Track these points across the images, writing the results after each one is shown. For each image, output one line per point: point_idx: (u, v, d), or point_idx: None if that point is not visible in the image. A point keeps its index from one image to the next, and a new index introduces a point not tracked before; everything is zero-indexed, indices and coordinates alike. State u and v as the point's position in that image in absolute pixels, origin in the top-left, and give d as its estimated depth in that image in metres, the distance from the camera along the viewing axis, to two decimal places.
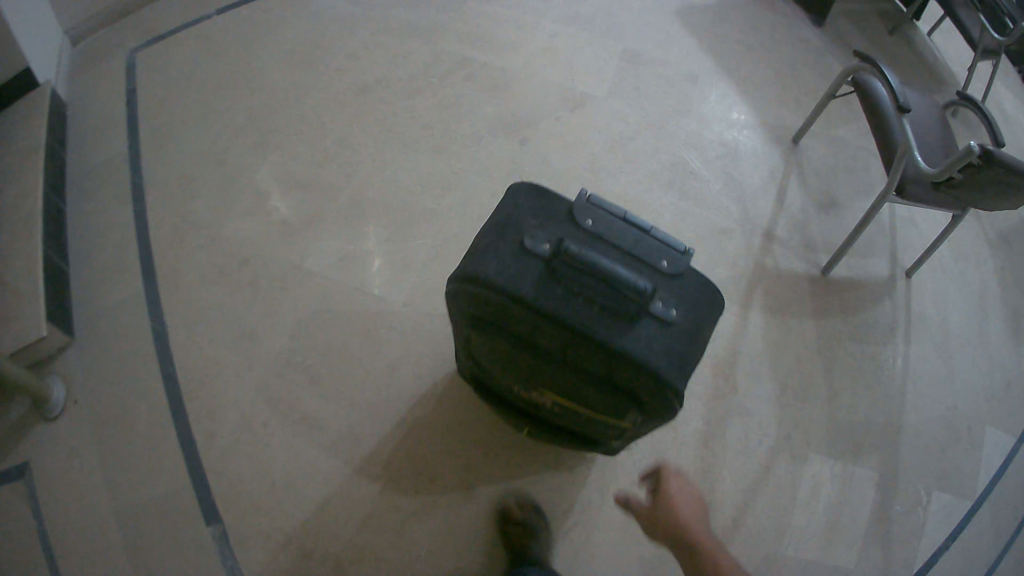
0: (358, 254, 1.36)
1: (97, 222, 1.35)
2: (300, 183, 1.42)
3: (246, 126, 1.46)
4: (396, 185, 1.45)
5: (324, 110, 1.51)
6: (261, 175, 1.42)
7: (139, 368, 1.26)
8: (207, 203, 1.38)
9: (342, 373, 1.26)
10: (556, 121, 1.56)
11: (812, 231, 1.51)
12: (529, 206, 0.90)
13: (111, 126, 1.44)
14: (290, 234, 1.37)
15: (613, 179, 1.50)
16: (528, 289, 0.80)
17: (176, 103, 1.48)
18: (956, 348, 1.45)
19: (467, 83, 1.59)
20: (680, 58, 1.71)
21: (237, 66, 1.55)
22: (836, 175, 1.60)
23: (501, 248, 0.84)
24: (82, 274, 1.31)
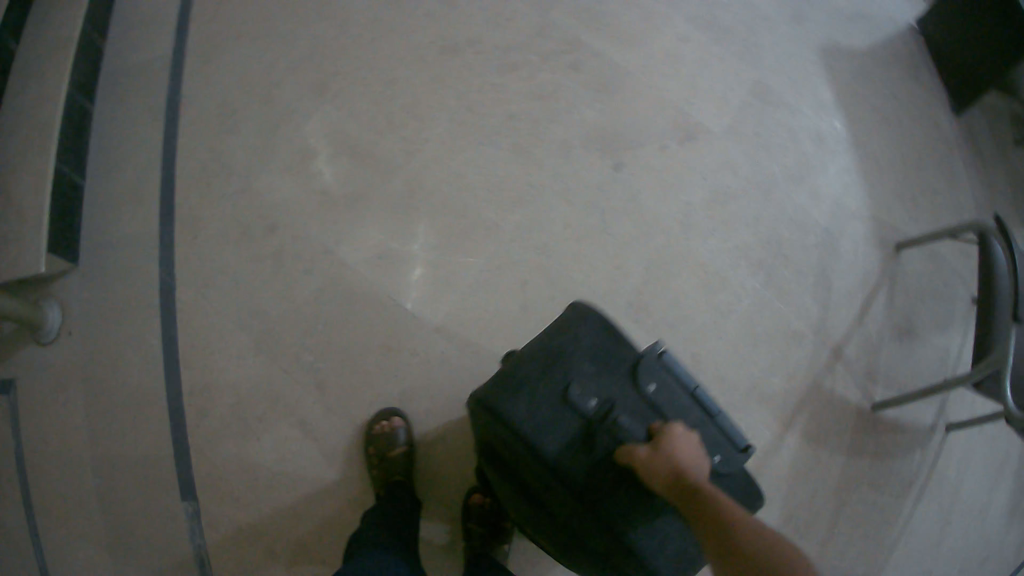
0: (399, 256, 1.23)
1: (134, 142, 1.29)
2: (351, 149, 1.28)
3: (317, 70, 1.33)
4: (459, 181, 1.27)
5: (400, 63, 1.33)
6: (309, 130, 1.30)
7: (139, 318, 1.20)
8: (249, 141, 1.29)
9: (349, 389, 1.18)
10: (657, 148, 1.34)
11: (881, 358, 1.34)
12: (591, 342, 0.79)
13: (165, 27, 1.39)
14: (329, 209, 1.25)
15: (702, 243, 1.31)
16: (554, 453, 0.71)
17: (240, 33, 1.37)
18: (959, 517, 1.35)
19: (572, 73, 1.36)
20: (814, 107, 1.44)
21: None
22: (926, 300, 1.39)
23: (539, 389, 0.74)
24: (106, 199, 1.26)
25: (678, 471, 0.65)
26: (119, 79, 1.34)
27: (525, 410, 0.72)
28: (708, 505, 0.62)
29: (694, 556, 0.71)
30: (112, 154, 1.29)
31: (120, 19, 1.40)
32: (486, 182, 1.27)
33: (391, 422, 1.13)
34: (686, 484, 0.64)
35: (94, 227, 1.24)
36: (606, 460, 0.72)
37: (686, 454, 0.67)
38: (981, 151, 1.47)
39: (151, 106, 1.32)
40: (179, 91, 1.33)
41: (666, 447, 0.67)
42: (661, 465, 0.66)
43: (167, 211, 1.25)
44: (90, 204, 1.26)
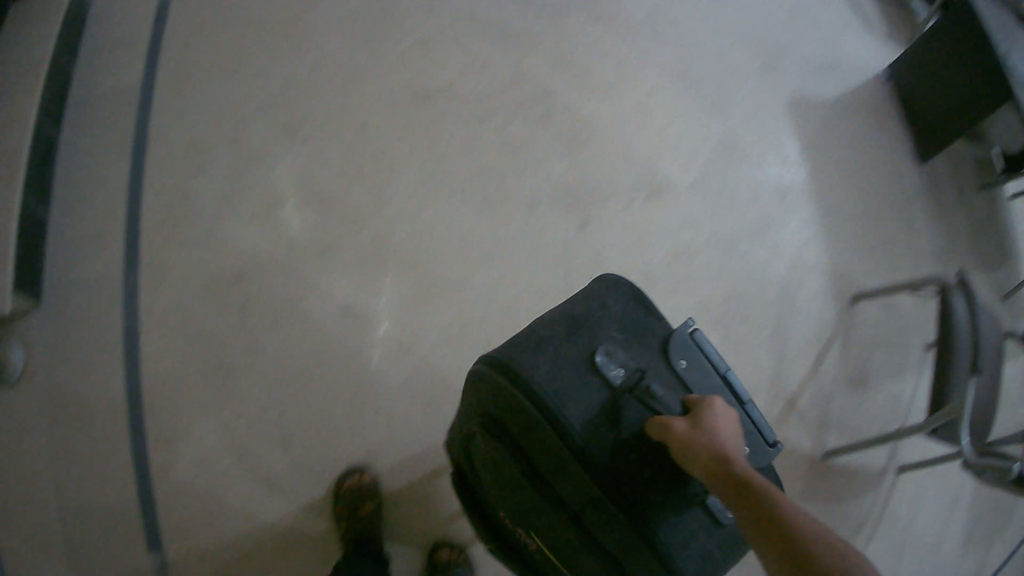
0: (364, 312, 1.23)
1: (101, 175, 1.28)
2: (320, 198, 1.27)
3: (287, 113, 1.32)
4: (425, 237, 1.27)
5: (372, 109, 1.32)
6: (276, 179, 1.28)
7: (104, 365, 1.18)
8: (216, 183, 1.28)
9: (314, 444, 1.17)
10: (625, 206, 1.32)
11: (832, 408, 1.29)
12: (620, 311, 0.77)
13: (136, 55, 1.37)
14: (295, 260, 1.25)
15: (661, 300, 1.25)
16: (575, 418, 0.67)
17: (211, 66, 1.35)
18: (911, 564, 1.38)
19: (543, 125, 1.34)
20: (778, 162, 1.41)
21: (290, 18, 1.40)
22: (876, 350, 1.36)
23: (564, 351, 0.71)
24: (70, 240, 1.24)
25: (717, 453, 0.60)
26: (86, 111, 1.32)
27: (545, 370, 0.68)
28: (757, 494, 0.57)
29: (715, 559, 0.66)
30: (78, 185, 1.27)
31: (90, 42, 1.37)
32: (452, 234, 1.27)
33: (360, 478, 1.13)
34: (726, 469, 0.59)
35: (58, 260, 1.22)
36: (634, 431, 0.67)
37: (726, 438, 0.63)
38: (948, 207, 1.47)
39: (120, 139, 1.31)
40: (148, 125, 1.32)
41: (703, 427, 0.62)
42: (700, 446, 0.61)
43: (134, 249, 1.24)
44: (55, 236, 1.24)
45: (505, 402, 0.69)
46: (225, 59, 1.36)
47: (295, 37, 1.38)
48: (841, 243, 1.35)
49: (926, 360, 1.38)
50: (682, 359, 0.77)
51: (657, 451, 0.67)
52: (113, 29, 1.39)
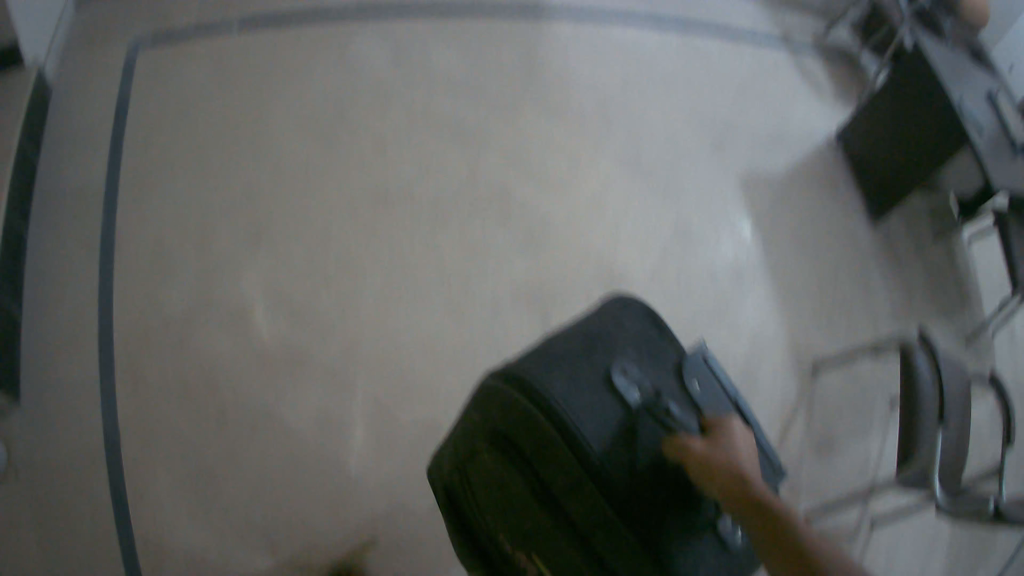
0: (339, 418, 1.19)
1: (70, 269, 1.26)
2: (289, 305, 1.26)
3: (247, 218, 1.30)
4: (391, 345, 1.24)
5: (333, 213, 1.32)
6: (243, 287, 1.27)
7: (83, 475, 1.11)
8: (181, 283, 1.26)
9: (304, 553, 1.09)
10: (586, 300, 1.29)
11: (802, 475, 1.29)
12: (638, 336, 0.82)
13: (99, 151, 1.36)
14: (268, 368, 1.21)
15: None
16: (593, 435, 0.69)
17: (174, 170, 1.35)
18: None
19: (498, 228, 1.32)
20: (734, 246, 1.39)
21: (245, 121, 1.39)
22: (842, 413, 1.37)
23: (585, 369, 0.74)
24: (39, 351, 1.19)
25: (735, 468, 0.62)
26: (51, 219, 1.30)
27: (566, 389, 0.71)
28: (775, 508, 0.58)
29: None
30: (46, 280, 1.25)
31: (52, 138, 1.37)
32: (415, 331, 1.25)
33: None
34: (743, 484, 0.60)
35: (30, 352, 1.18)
36: (650, 452, 0.70)
37: (740, 454, 0.65)
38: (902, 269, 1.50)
39: (85, 235, 1.29)
40: (114, 220, 1.31)
41: (720, 447, 0.64)
42: (719, 463, 0.63)
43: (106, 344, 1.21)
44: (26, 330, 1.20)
45: (520, 420, 0.71)
46: (186, 164, 1.35)
47: (252, 140, 1.37)
48: (801, 297, 1.39)
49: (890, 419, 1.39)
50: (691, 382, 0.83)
51: (670, 469, 0.70)
52: (76, 124, 1.38)
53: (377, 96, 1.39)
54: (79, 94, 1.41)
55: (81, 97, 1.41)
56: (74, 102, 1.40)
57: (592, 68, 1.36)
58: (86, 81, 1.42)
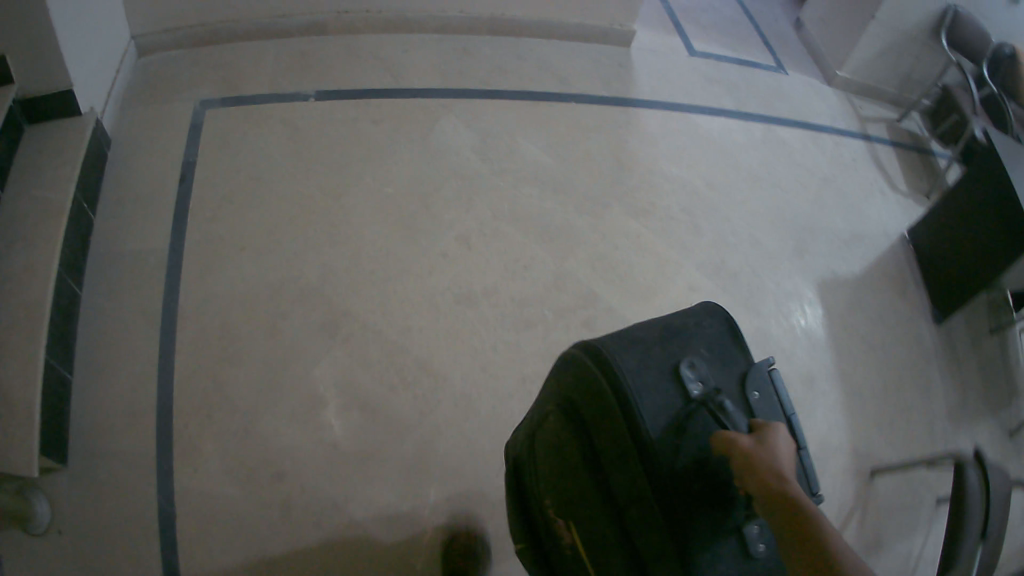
0: (413, 522, 1.02)
1: (128, 341, 1.12)
2: (363, 399, 1.10)
3: (319, 312, 1.15)
4: (473, 454, 1.08)
5: (416, 315, 1.16)
6: (315, 376, 1.11)
7: (135, 548, 0.96)
8: (245, 375, 1.11)
9: None
10: None
11: None
12: (713, 336, 0.68)
13: (163, 210, 1.21)
14: (337, 467, 1.05)
15: None
16: (648, 414, 0.59)
17: (242, 230, 1.20)
18: None
19: (587, 331, 1.17)
20: (807, 353, 1.27)
21: (317, 201, 1.23)
22: (903, 522, 1.18)
23: (653, 349, 0.64)
24: (89, 421, 1.05)
25: (779, 475, 0.51)
26: (105, 274, 1.16)
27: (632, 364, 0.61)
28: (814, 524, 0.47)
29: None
30: (99, 351, 1.10)
31: (109, 190, 1.22)
32: (504, 461, 1.07)
33: None
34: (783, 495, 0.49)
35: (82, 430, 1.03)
36: (696, 448, 0.58)
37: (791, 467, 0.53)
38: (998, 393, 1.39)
39: (147, 304, 1.15)
40: (177, 289, 1.16)
41: (769, 445, 0.53)
42: (763, 464, 0.52)
43: (165, 429, 1.05)
44: (75, 409, 1.05)
45: (588, 388, 0.63)
46: (255, 228, 1.20)
47: (328, 209, 1.22)
48: (890, 400, 1.29)
49: (938, 517, 1.21)
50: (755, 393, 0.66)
51: (712, 471, 0.57)
52: (137, 177, 1.22)
53: (466, 188, 1.25)
54: (143, 133, 1.26)
55: (143, 135, 1.26)
56: (133, 153, 1.24)
57: (692, 158, 1.37)
58: (148, 121, 1.27)
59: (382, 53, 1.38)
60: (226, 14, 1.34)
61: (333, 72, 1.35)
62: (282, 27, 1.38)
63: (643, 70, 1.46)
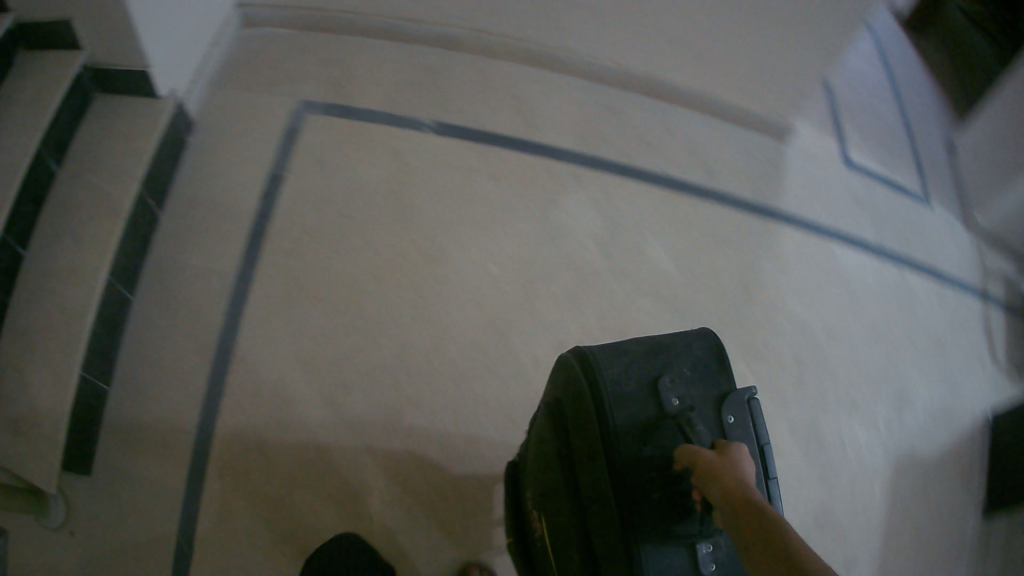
0: None
1: (172, 367, 1.04)
2: (410, 496, 0.99)
3: (383, 397, 1.05)
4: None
5: (485, 426, 1.05)
6: (365, 462, 1.00)
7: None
8: (289, 448, 1.00)
9: None
10: None
11: None
12: (701, 356, 0.69)
13: (238, 224, 1.13)
14: None
15: None
16: (618, 419, 0.64)
17: (323, 267, 1.11)
18: None
19: None
20: (859, 538, 1.14)
21: (408, 259, 1.13)
22: None
23: (639, 359, 0.67)
24: (118, 446, 0.99)
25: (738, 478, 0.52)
26: (160, 283, 1.10)
27: (615, 374, 0.66)
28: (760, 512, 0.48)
29: None
30: (145, 372, 1.04)
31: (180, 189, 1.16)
32: None
33: None
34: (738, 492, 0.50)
35: (108, 460, 0.97)
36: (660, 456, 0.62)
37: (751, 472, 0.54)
38: None
39: (200, 332, 1.06)
40: (236, 327, 1.06)
41: (731, 457, 0.55)
42: (724, 469, 0.53)
43: (195, 491, 0.96)
44: (104, 439, 0.99)
45: (576, 390, 0.69)
46: (337, 269, 1.11)
47: (421, 269, 1.13)
48: None
49: None
50: (731, 417, 0.66)
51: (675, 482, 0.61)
52: (213, 180, 1.16)
53: (577, 285, 1.15)
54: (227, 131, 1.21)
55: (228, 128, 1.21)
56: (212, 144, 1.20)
57: (819, 298, 1.26)
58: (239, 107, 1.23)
59: (519, 94, 1.31)
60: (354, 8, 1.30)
61: (462, 104, 1.27)
62: (409, 36, 1.34)
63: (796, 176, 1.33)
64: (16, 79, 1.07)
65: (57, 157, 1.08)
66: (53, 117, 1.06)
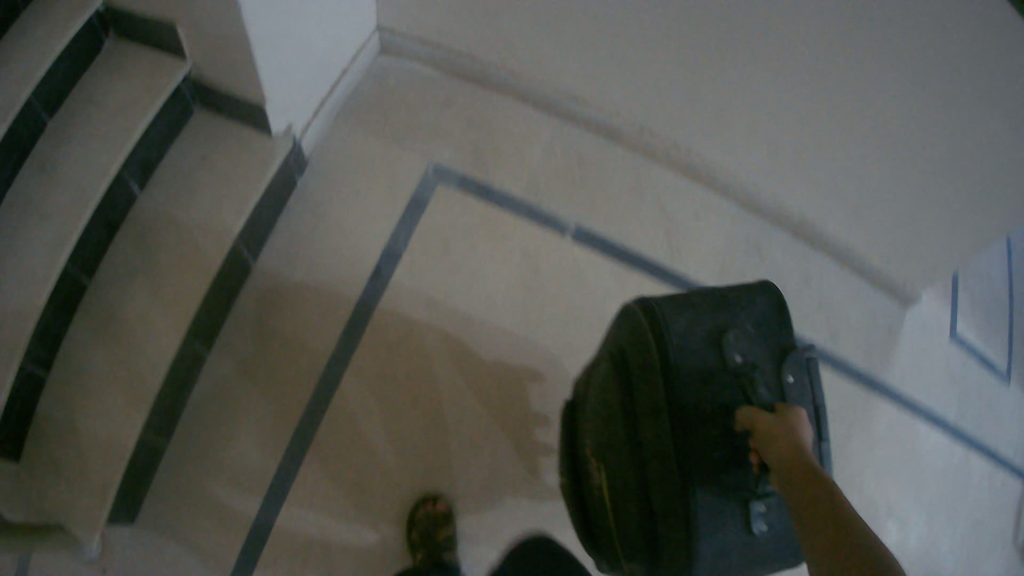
0: None
1: (245, 431, 1.17)
2: None
3: (461, 502, 1.18)
4: None
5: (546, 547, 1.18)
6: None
7: None
8: (363, 527, 1.15)
9: None
10: None
11: None
12: (762, 319, 0.81)
13: (344, 295, 1.23)
14: None
15: None
16: (684, 367, 0.76)
17: (426, 367, 1.22)
18: None
19: None
20: None
21: (507, 358, 1.24)
22: None
23: (704, 319, 0.79)
24: (176, 491, 1.15)
25: (797, 446, 0.63)
26: (246, 341, 1.21)
27: (682, 330, 0.77)
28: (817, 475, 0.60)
29: (741, 546, 0.74)
30: (213, 411, 1.18)
31: (279, 237, 1.24)
32: None
33: None
34: (801, 461, 0.61)
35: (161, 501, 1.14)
36: (719, 405, 0.75)
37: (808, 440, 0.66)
38: None
39: (283, 402, 1.18)
40: (328, 402, 1.19)
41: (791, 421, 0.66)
42: (784, 434, 0.65)
43: (251, 545, 1.13)
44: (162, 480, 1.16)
45: (635, 339, 0.80)
46: (439, 372, 1.22)
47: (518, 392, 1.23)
48: None
49: None
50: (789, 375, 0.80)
51: (736, 436, 0.73)
52: (325, 250, 1.24)
53: None
54: (351, 195, 1.27)
55: (349, 193, 1.28)
56: (331, 192, 1.27)
57: (895, 482, 1.25)
58: (364, 167, 1.29)
59: (671, 212, 1.35)
60: (511, 68, 1.33)
61: (603, 209, 1.33)
62: (557, 110, 1.37)
63: (905, 350, 1.31)
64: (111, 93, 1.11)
65: (141, 180, 1.14)
66: (139, 139, 1.11)
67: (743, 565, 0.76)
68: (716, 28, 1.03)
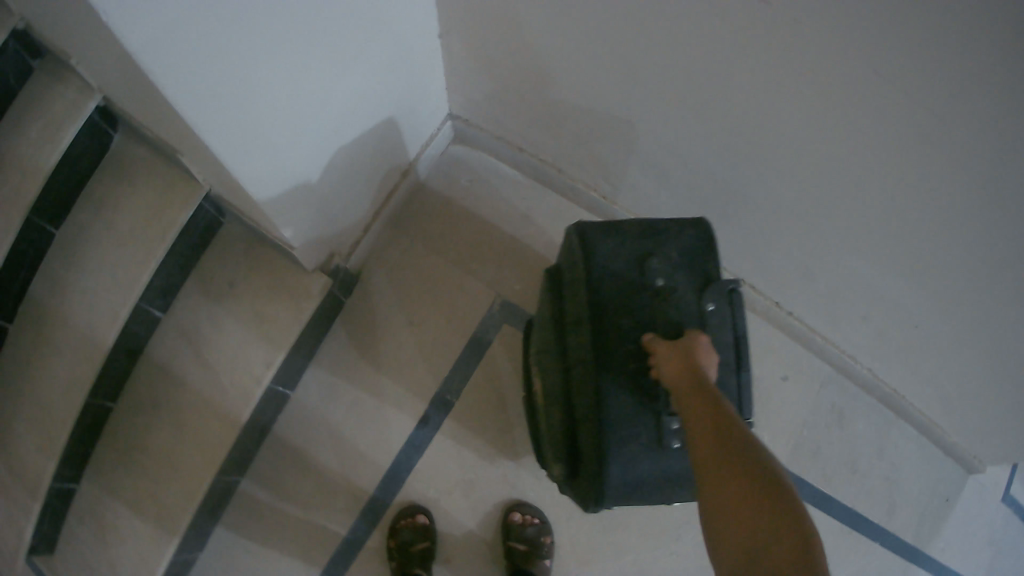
0: None
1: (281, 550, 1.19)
2: None
3: None
4: None
5: None
6: None
7: None
8: None
9: None
10: None
11: None
12: (689, 252, 0.81)
13: (389, 438, 1.22)
14: None
15: None
16: (603, 282, 0.78)
17: (470, 505, 1.21)
18: None
19: None
20: None
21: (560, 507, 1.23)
22: None
23: (631, 243, 0.81)
24: None
25: (691, 368, 0.67)
26: (287, 462, 1.21)
27: (609, 250, 0.80)
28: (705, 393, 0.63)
29: (650, 460, 0.76)
30: (252, 527, 1.19)
31: (326, 361, 1.24)
32: None
33: None
34: (693, 384, 0.64)
35: None
36: (634, 325, 0.77)
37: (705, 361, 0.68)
38: None
39: (322, 524, 1.19)
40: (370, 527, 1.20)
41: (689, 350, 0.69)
42: (685, 358, 0.68)
43: None
44: None
45: (571, 258, 0.84)
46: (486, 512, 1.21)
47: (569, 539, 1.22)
48: None
49: None
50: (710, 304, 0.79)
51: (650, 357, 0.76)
52: (380, 380, 1.24)
53: None
54: (405, 315, 1.27)
55: (407, 314, 1.27)
56: (384, 322, 1.26)
57: None
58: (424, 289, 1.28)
59: (757, 373, 1.31)
60: (590, 184, 1.27)
61: None
62: None
63: (952, 525, 1.32)
64: (121, 208, 1.01)
65: (160, 301, 1.08)
66: (158, 269, 1.03)
67: (659, 482, 0.77)
68: (819, 225, 0.99)
